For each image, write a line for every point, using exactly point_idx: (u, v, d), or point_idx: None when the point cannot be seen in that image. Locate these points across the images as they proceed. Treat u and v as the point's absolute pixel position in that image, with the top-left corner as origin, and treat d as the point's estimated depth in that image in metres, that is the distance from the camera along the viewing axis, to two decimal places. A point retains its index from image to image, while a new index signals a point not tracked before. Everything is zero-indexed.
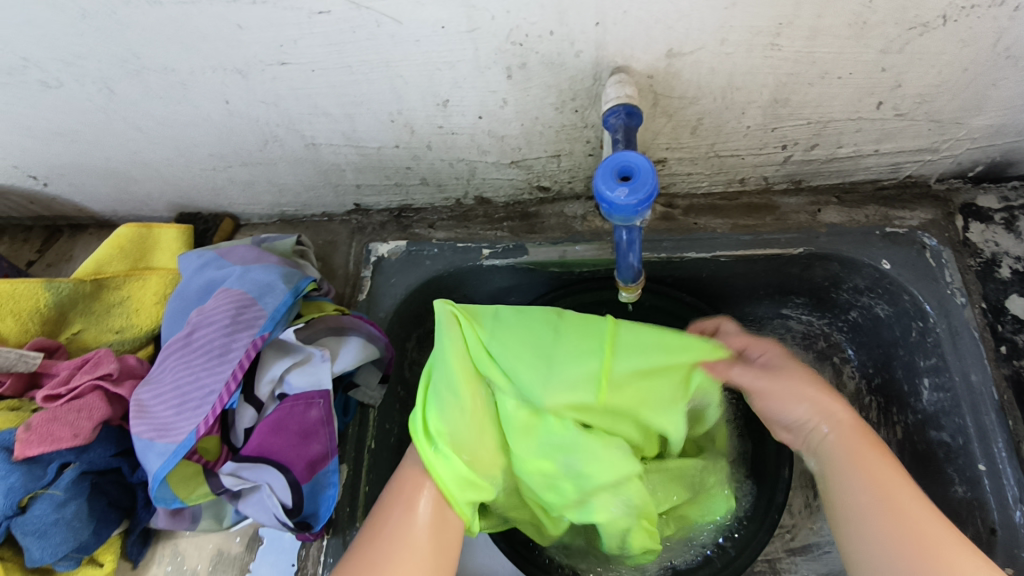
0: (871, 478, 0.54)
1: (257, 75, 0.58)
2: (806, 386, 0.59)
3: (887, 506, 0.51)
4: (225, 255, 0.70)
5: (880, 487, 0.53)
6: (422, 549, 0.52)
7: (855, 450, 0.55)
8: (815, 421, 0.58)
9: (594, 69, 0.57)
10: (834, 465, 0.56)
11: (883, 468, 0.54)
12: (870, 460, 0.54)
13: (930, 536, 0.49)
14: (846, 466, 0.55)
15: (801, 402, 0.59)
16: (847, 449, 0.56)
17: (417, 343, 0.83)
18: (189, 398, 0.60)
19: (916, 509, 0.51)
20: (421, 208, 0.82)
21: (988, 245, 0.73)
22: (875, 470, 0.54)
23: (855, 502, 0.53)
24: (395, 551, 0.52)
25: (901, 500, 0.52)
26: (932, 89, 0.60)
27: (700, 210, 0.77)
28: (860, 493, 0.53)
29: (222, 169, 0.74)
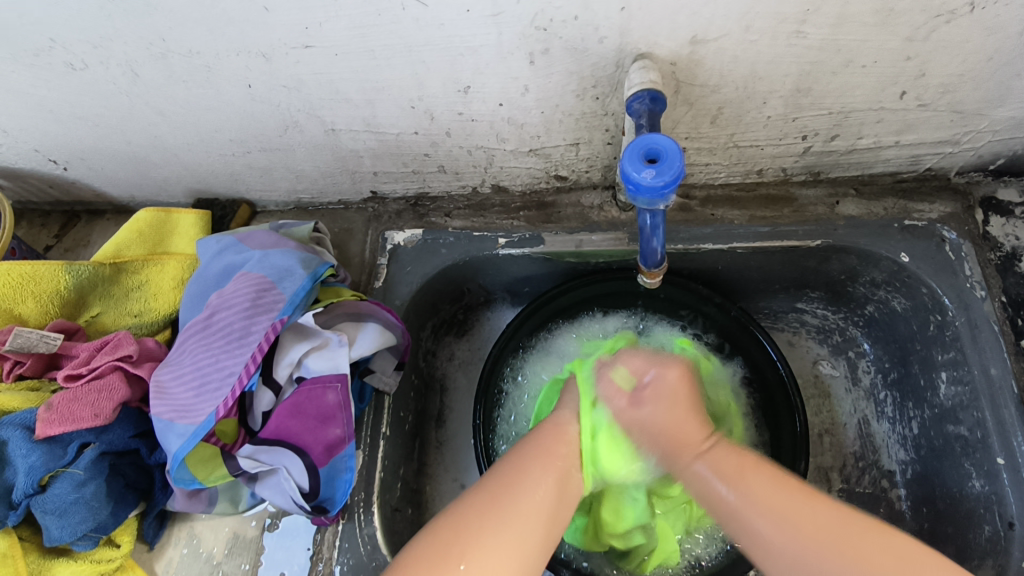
0: (747, 499, 0.49)
1: (280, 59, 0.59)
2: (683, 415, 0.55)
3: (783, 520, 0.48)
4: (243, 240, 0.70)
5: (769, 508, 0.48)
6: (495, 546, 0.48)
7: (725, 474, 0.52)
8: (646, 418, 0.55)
9: (616, 56, 0.57)
10: (729, 507, 0.50)
11: (786, 497, 0.49)
12: (756, 480, 0.50)
13: (840, 533, 0.46)
14: (731, 483, 0.51)
15: (665, 443, 0.54)
16: (721, 474, 0.51)
17: (431, 332, 0.83)
18: (208, 380, 0.60)
19: (822, 517, 0.47)
20: (437, 197, 0.82)
21: (1009, 239, 0.72)
22: (756, 489, 0.50)
23: (712, 496, 0.51)
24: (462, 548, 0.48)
25: (786, 508, 0.48)
26: (956, 79, 0.60)
27: (718, 201, 0.77)
28: (745, 515, 0.49)
29: (241, 154, 0.74)
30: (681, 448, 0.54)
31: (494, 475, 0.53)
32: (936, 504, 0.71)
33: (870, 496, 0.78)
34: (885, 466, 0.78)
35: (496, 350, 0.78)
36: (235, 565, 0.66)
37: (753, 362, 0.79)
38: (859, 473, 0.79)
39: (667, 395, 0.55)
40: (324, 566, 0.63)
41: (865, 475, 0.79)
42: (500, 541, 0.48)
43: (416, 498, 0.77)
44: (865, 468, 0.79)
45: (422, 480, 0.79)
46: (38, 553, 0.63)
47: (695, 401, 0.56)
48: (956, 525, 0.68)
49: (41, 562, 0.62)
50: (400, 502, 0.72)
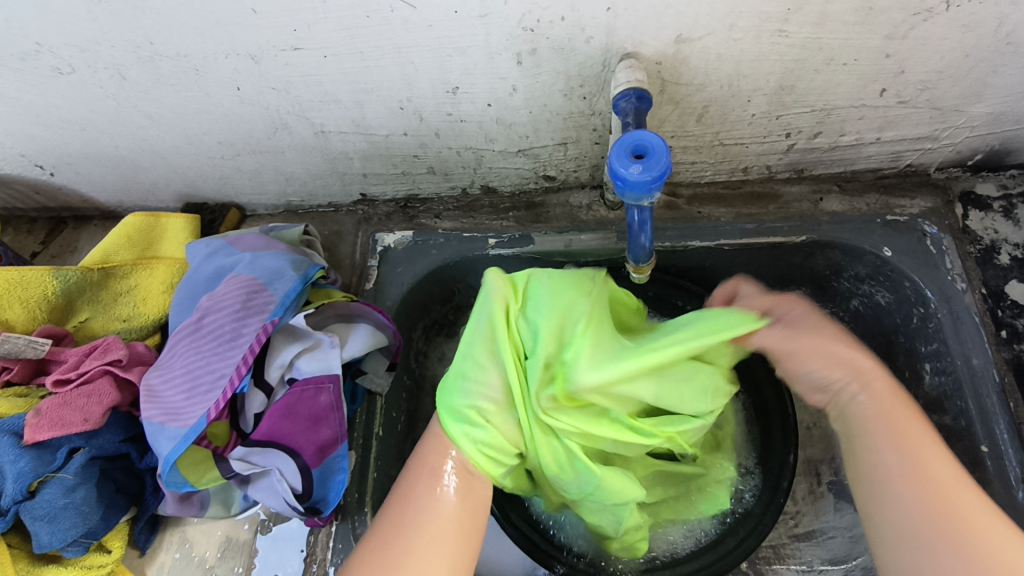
0: (914, 459, 0.52)
1: (269, 61, 0.59)
2: (841, 350, 0.59)
3: (915, 469, 0.51)
4: (233, 243, 0.70)
5: (895, 429, 0.54)
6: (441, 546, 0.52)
7: (893, 420, 0.54)
8: (840, 357, 0.58)
9: (603, 55, 0.58)
10: (881, 473, 0.52)
11: (930, 452, 0.52)
12: (946, 477, 0.50)
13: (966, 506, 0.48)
14: (901, 445, 0.53)
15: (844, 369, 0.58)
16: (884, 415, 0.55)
17: (422, 333, 0.83)
18: (199, 383, 0.60)
19: (928, 455, 0.52)
20: (426, 198, 0.82)
21: (988, 232, 0.74)
22: (917, 445, 0.52)
23: (864, 461, 0.54)
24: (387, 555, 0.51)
25: (929, 461, 0.51)
26: (934, 76, 0.62)
27: (704, 199, 0.78)
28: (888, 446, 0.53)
29: (230, 157, 0.74)
30: (861, 380, 0.57)
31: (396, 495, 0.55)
32: None
33: None
34: None
35: None
36: (228, 569, 0.65)
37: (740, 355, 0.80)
38: None
39: (830, 334, 0.60)
40: (318, 567, 0.63)
41: None
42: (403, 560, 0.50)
43: None
44: None
45: None
46: (27, 560, 0.62)
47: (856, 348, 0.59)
48: None
49: (30, 569, 0.62)
50: None
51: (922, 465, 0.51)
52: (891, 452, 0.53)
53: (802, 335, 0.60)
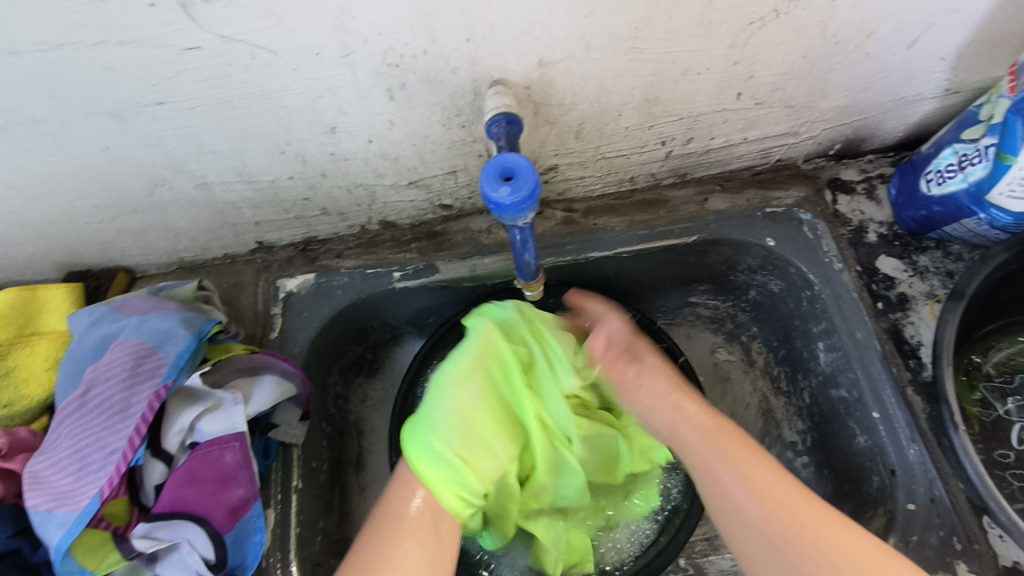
0: (738, 473, 0.53)
1: (133, 118, 0.57)
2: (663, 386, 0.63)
3: (764, 497, 0.51)
4: (119, 309, 0.67)
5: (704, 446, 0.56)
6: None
7: (727, 451, 0.55)
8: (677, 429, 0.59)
9: (472, 84, 0.60)
10: (717, 480, 0.54)
11: (766, 475, 0.52)
12: (756, 468, 0.53)
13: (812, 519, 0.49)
14: (728, 461, 0.54)
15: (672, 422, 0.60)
16: (712, 449, 0.56)
17: (338, 376, 0.82)
18: (89, 462, 0.57)
19: (758, 469, 0.53)
20: (326, 239, 0.81)
21: (855, 214, 0.80)
22: (744, 466, 0.53)
23: (711, 477, 0.54)
24: None
25: (757, 473, 0.52)
26: (781, 77, 0.67)
27: (598, 211, 0.81)
28: (718, 470, 0.54)
29: (109, 220, 0.71)
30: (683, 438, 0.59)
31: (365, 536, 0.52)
32: (834, 465, 0.76)
33: None
34: (787, 438, 0.83)
35: (409, 375, 0.79)
36: None
37: None
38: (767, 449, 0.85)
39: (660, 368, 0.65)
40: None
41: (772, 449, 0.84)
42: None
43: (342, 548, 0.75)
44: (771, 443, 0.84)
45: (347, 529, 0.77)
46: None
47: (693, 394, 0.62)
48: (852, 481, 0.72)
49: None
50: (322, 555, 0.69)
51: (736, 463, 0.54)
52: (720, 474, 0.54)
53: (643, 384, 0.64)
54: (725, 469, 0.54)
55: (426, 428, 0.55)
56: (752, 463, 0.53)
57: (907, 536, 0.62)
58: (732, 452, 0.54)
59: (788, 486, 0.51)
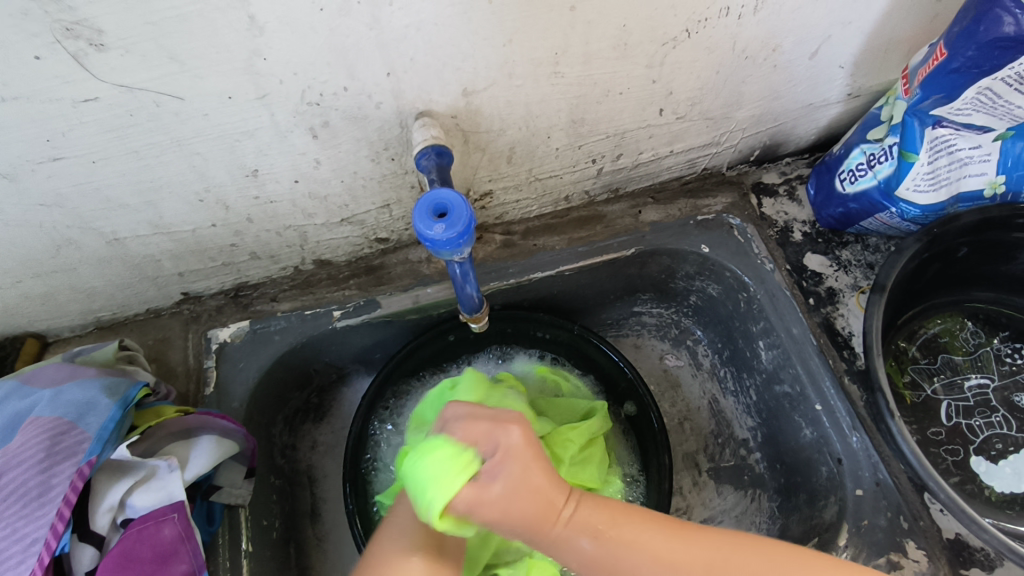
0: (620, 550, 0.47)
1: (26, 177, 0.53)
2: (539, 478, 0.48)
3: (673, 572, 0.46)
4: (29, 381, 0.61)
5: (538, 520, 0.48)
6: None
7: (591, 525, 0.48)
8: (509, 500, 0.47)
9: (397, 118, 0.58)
10: (592, 561, 0.48)
11: (649, 536, 0.48)
12: (634, 541, 0.48)
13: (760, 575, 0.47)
14: (596, 535, 0.48)
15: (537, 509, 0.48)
16: (589, 523, 0.48)
17: (284, 425, 0.78)
18: (6, 556, 0.51)
19: (635, 533, 0.48)
20: (259, 283, 0.78)
21: (780, 215, 0.83)
22: (628, 540, 0.48)
23: (581, 558, 0.48)
24: None
25: (671, 551, 0.47)
26: (699, 92, 0.69)
27: (537, 231, 0.81)
28: (583, 552, 0.48)
29: (10, 286, 0.65)
30: (544, 521, 0.48)
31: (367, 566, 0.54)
32: (785, 458, 0.78)
33: (735, 467, 0.85)
34: (739, 437, 0.85)
35: (358, 416, 0.76)
36: None
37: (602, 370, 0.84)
38: (721, 449, 0.87)
39: (522, 456, 0.48)
40: None
41: (725, 448, 0.86)
42: None
43: None
44: (724, 442, 0.87)
45: None
46: None
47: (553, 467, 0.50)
48: (803, 473, 0.75)
49: None
50: None
51: (630, 544, 0.48)
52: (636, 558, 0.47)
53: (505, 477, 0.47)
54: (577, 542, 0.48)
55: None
56: (637, 532, 0.48)
57: (859, 521, 0.65)
58: (613, 534, 0.48)
59: (727, 548, 0.48)
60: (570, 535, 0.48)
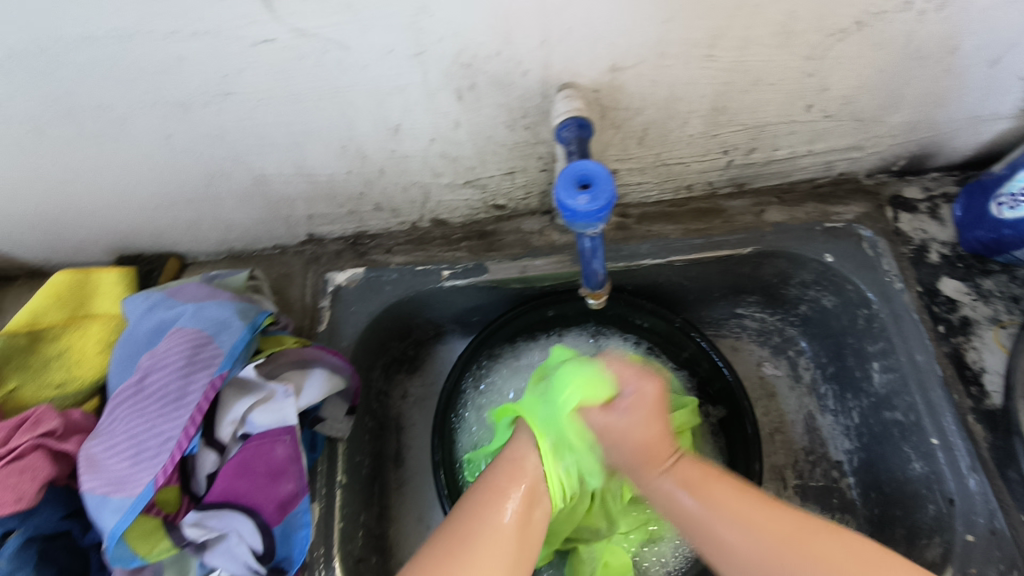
0: (708, 505, 0.55)
1: (199, 109, 0.57)
2: (655, 430, 0.59)
3: (747, 528, 0.52)
4: (173, 295, 0.67)
5: (646, 462, 0.58)
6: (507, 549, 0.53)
7: (682, 476, 0.57)
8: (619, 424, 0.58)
9: (542, 87, 0.59)
10: (689, 516, 0.55)
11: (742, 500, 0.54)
12: (724, 499, 0.55)
13: (795, 532, 0.51)
14: (694, 491, 0.56)
15: (642, 455, 0.58)
16: (697, 494, 0.56)
17: (382, 371, 0.81)
18: (144, 448, 0.57)
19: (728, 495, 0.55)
20: (376, 234, 0.81)
21: (917, 233, 0.78)
22: (717, 499, 0.55)
23: (677, 508, 0.56)
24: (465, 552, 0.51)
25: (748, 512, 0.53)
26: (854, 91, 0.65)
27: (652, 218, 0.79)
28: (674, 492, 0.57)
29: (165, 207, 0.71)
30: (648, 464, 0.58)
31: (464, 508, 0.56)
32: (884, 488, 0.74)
33: (824, 488, 0.81)
34: (833, 458, 0.82)
35: (454, 373, 0.78)
36: None
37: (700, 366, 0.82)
38: (811, 468, 0.83)
39: (651, 407, 0.59)
40: None
41: (816, 468, 0.82)
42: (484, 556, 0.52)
43: (380, 544, 0.74)
44: (815, 461, 0.83)
45: (385, 525, 0.76)
46: None
47: (666, 424, 0.60)
48: (904, 507, 0.71)
49: None
50: (363, 551, 0.69)
51: (713, 499, 0.55)
52: (710, 521, 0.54)
53: (621, 419, 0.58)
54: (681, 494, 0.56)
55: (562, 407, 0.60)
56: (721, 490, 0.56)
57: (966, 568, 0.60)
58: (708, 491, 0.56)
59: (782, 516, 0.53)
60: (661, 480, 0.58)
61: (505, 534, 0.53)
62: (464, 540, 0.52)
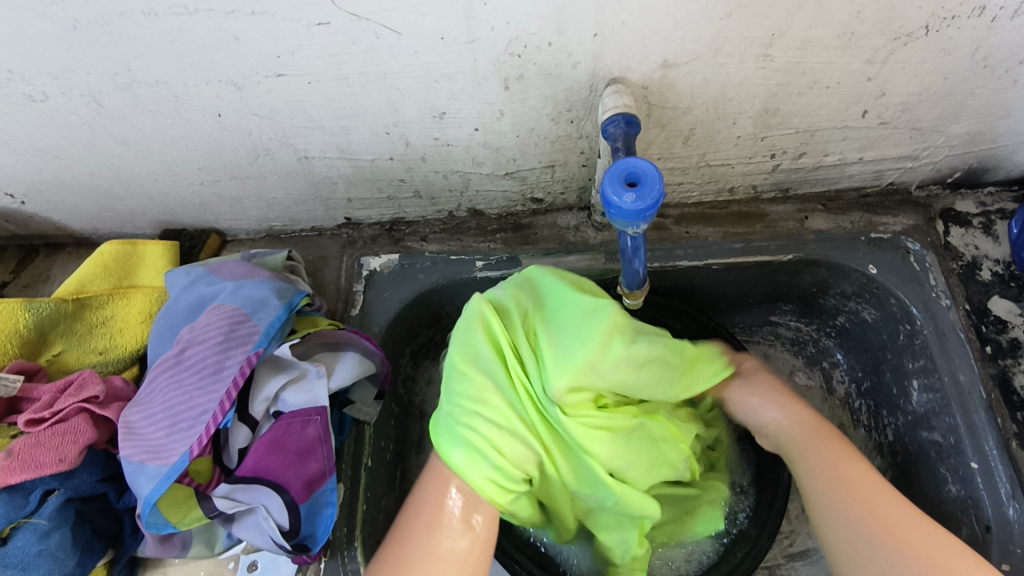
0: (828, 463, 0.56)
1: (251, 88, 0.58)
2: (804, 415, 0.61)
3: (866, 507, 0.52)
4: (214, 272, 0.68)
5: (812, 430, 0.59)
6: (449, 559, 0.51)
7: (808, 436, 0.59)
8: (780, 422, 0.62)
9: (590, 80, 0.58)
10: (809, 462, 0.57)
11: (881, 495, 0.53)
12: (855, 469, 0.55)
13: (906, 531, 0.50)
14: (824, 451, 0.57)
15: (801, 427, 0.60)
16: (818, 449, 0.58)
17: (410, 358, 0.82)
18: (180, 419, 0.58)
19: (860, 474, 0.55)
20: (413, 221, 0.81)
21: (969, 248, 0.75)
22: (848, 468, 0.55)
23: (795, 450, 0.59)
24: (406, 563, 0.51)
25: (879, 499, 0.53)
26: (914, 98, 0.63)
27: (691, 219, 0.78)
28: (813, 474, 0.56)
29: (210, 183, 0.73)
30: (815, 432, 0.59)
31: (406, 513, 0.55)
32: None
33: None
34: None
35: None
36: None
37: None
38: None
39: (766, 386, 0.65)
40: None
41: None
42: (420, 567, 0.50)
43: None
44: None
45: None
46: None
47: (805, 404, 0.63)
48: None
49: None
50: (383, 534, 0.70)
51: (837, 462, 0.56)
52: (829, 480, 0.55)
53: (756, 387, 0.65)
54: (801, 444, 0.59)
55: (452, 417, 0.55)
56: (850, 460, 0.56)
57: None
58: (837, 460, 0.56)
59: (902, 506, 0.52)
60: (790, 429, 0.61)
61: (441, 543, 0.52)
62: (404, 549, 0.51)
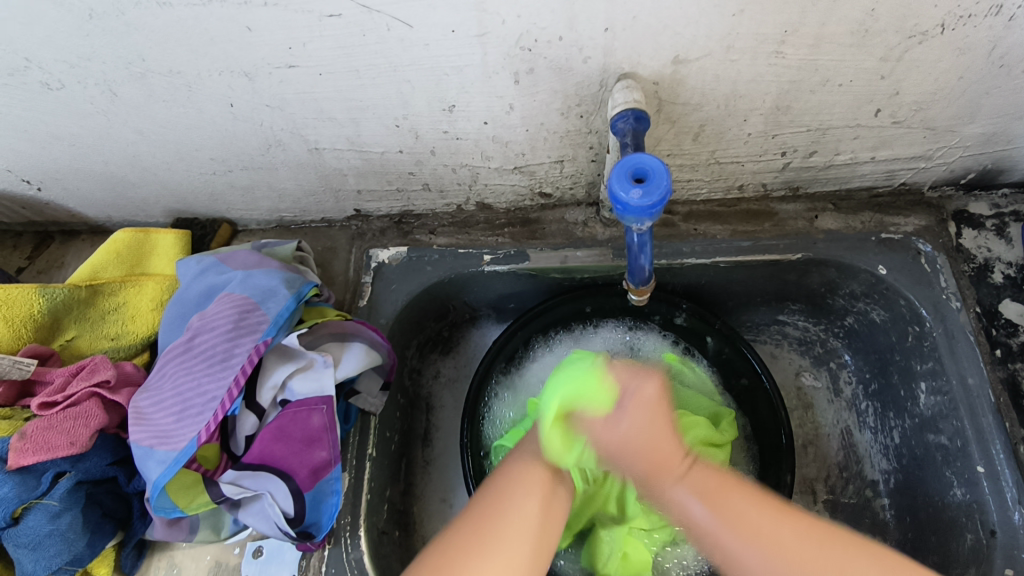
0: (722, 517, 0.51)
1: (263, 78, 0.58)
2: (659, 430, 0.53)
3: (766, 552, 0.49)
4: (225, 261, 0.69)
5: (655, 470, 0.53)
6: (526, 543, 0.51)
7: (682, 500, 0.52)
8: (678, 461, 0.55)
9: (601, 75, 0.58)
10: (702, 526, 0.52)
11: (779, 531, 0.50)
12: (732, 502, 0.51)
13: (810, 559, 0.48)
14: (708, 501, 0.51)
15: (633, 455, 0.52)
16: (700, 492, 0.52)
17: (416, 350, 0.82)
18: (189, 405, 0.59)
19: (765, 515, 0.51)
20: (421, 214, 0.82)
21: (981, 251, 0.74)
22: (733, 509, 0.51)
23: (689, 518, 0.52)
24: (491, 539, 0.50)
25: (747, 513, 0.51)
26: (928, 97, 0.62)
27: (700, 216, 0.78)
28: (713, 533, 0.51)
29: (222, 173, 0.73)
30: (658, 471, 0.53)
31: (485, 494, 0.55)
32: (919, 513, 0.72)
33: (856, 506, 0.78)
34: (869, 476, 0.79)
35: (489, 356, 0.79)
36: None
37: (737, 370, 0.80)
38: (844, 484, 0.80)
39: (648, 405, 0.53)
40: None
41: (849, 484, 0.80)
42: (497, 547, 0.50)
43: (404, 518, 0.76)
44: (849, 478, 0.80)
45: (409, 500, 0.77)
46: None
47: (670, 423, 0.54)
48: (940, 533, 0.68)
49: None
50: (387, 524, 0.71)
51: (717, 500, 0.51)
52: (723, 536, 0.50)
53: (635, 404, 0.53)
54: (685, 496, 0.52)
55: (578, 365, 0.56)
56: (735, 499, 0.52)
57: None
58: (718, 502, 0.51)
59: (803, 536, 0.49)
60: (683, 495, 0.52)
61: (529, 521, 0.53)
62: (493, 522, 0.52)
